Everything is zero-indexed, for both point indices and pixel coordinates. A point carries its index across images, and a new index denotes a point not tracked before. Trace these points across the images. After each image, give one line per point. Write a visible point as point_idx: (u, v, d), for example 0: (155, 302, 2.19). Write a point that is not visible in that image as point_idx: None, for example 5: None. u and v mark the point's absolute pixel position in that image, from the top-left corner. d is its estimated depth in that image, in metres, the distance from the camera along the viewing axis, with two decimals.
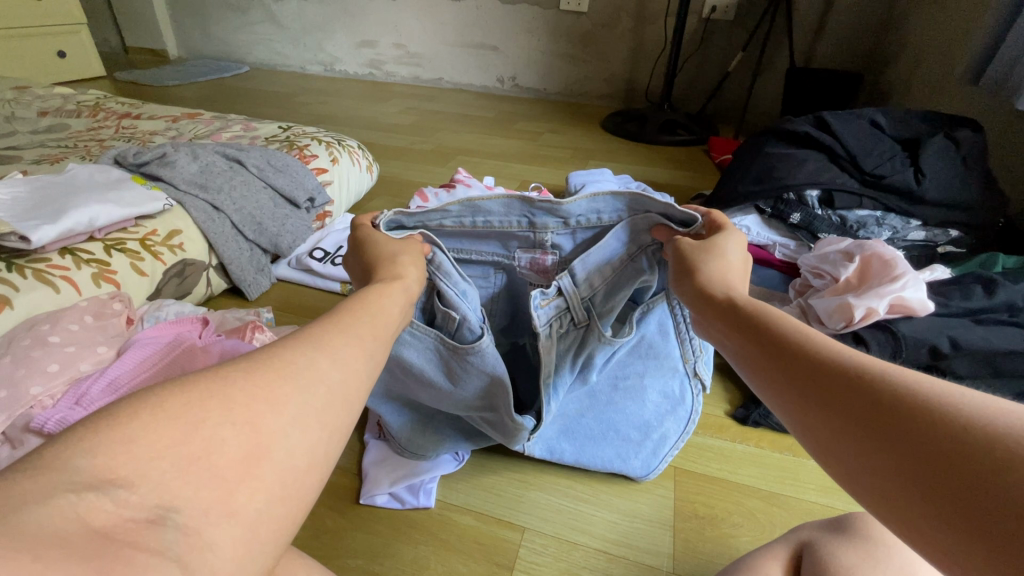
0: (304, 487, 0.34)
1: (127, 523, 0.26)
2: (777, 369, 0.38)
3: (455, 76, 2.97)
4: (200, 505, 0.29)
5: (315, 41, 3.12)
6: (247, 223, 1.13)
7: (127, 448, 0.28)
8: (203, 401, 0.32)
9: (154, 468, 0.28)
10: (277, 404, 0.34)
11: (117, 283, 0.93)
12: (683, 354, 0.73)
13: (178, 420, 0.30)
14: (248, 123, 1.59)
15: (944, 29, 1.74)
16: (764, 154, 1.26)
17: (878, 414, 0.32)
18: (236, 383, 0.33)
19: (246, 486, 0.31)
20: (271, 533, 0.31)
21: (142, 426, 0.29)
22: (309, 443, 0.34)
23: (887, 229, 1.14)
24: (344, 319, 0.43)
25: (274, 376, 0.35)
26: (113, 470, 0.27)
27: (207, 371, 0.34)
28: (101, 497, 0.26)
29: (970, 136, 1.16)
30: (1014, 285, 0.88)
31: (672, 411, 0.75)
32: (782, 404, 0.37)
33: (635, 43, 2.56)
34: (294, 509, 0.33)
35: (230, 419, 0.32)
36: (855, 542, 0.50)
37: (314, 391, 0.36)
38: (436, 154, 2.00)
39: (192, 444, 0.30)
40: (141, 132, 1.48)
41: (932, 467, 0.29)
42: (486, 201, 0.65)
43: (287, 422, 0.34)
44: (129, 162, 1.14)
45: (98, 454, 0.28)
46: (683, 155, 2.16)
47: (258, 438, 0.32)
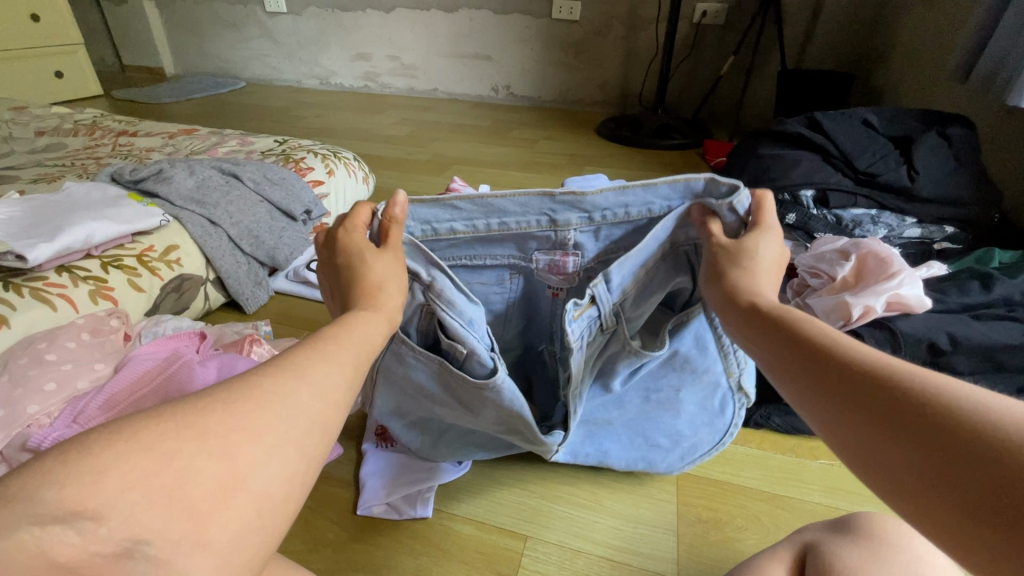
0: (281, 514, 0.34)
1: (94, 556, 0.28)
2: (801, 371, 0.40)
3: (450, 86, 2.99)
4: (173, 537, 0.29)
5: (310, 55, 3.15)
6: (244, 237, 1.14)
7: (97, 482, 0.29)
8: (178, 432, 0.32)
9: (124, 502, 0.29)
10: (253, 434, 0.34)
11: (114, 299, 0.93)
12: (728, 367, 0.67)
13: (151, 452, 0.31)
14: (244, 138, 1.60)
15: (932, 28, 1.76)
16: (757, 156, 1.27)
17: (900, 415, 0.33)
18: (212, 414, 0.34)
19: (220, 517, 0.31)
20: (246, 560, 0.32)
21: (114, 458, 0.30)
22: (287, 473, 0.35)
23: (883, 226, 1.13)
24: (325, 345, 0.42)
25: (254, 405, 0.35)
26: (83, 503, 0.28)
27: (186, 402, 0.34)
28: (66, 529, 0.27)
29: (961, 133, 1.17)
30: (1011, 279, 0.87)
31: (709, 424, 0.70)
32: (806, 404, 0.39)
33: (628, 49, 2.59)
34: (270, 537, 0.34)
35: (205, 449, 0.32)
36: (859, 543, 0.50)
37: (293, 421, 0.36)
38: (431, 165, 2.01)
39: (165, 475, 0.30)
40: (138, 149, 1.49)
41: (934, 461, 0.31)
42: (501, 199, 0.58)
43: (264, 452, 0.34)
44: (126, 178, 1.14)
45: (65, 487, 0.28)
46: (678, 158, 2.17)
47: (234, 468, 0.32)
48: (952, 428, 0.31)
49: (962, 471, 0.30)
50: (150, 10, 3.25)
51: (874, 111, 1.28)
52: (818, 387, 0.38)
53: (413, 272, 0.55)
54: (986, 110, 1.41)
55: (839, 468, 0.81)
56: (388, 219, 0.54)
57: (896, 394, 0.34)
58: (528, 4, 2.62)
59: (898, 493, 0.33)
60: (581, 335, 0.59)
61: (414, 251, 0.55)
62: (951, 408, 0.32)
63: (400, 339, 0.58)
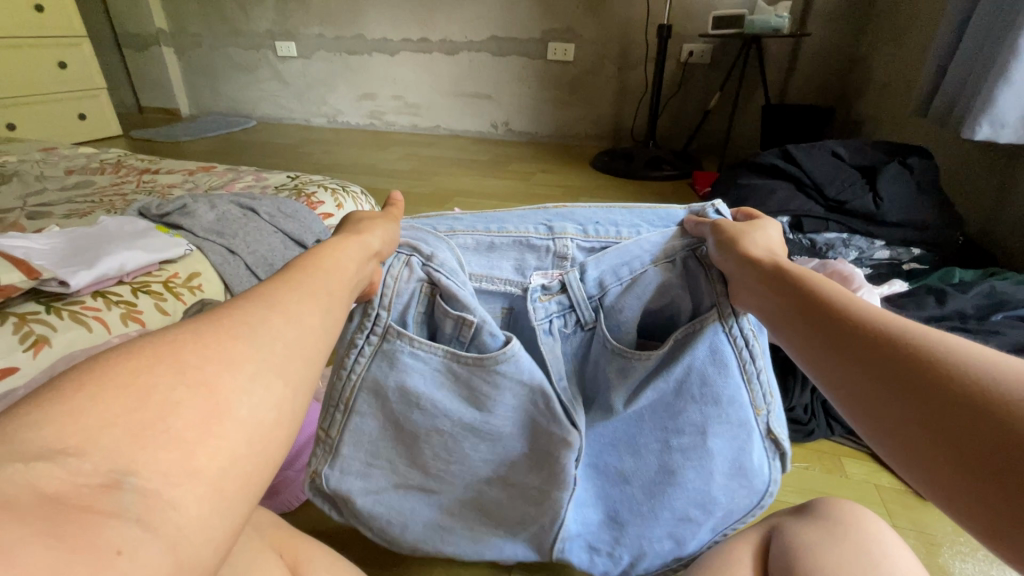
0: (272, 439, 0.32)
1: (82, 488, 0.25)
2: (811, 331, 0.44)
3: (452, 123, 3.14)
4: (158, 467, 0.27)
5: (319, 96, 3.33)
6: (259, 265, 1.22)
7: (75, 419, 0.27)
8: (151, 365, 0.30)
9: (106, 436, 0.27)
10: (232, 363, 0.32)
11: (143, 321, 1.00)
12: (752, 400, 0.58)
13: (126, 388, 0.28)
14: (258, 174, 1.71)
15: (902, 64, 1.88)
16: (736, 186, 1.37)
17: (896, 366, 0.37)
18: (186, 346, 0.31)
19: (208, 445, 0.29)
20: (238, 489, 0.29)
21: (89, 396, 0.28)
22: (273, 400, 0.33)
23: (854, 249, 1.23)
24: (297, 279, 0.42)
25: (226, 336, 0.33)
26: (65, 439, 0.26)
27: (154, 337, 0.32)
28: (52, 466, 0.25)
29: (921, 162, 1.26)
30: (963, 294, 0.95)
31: (746, 484, 0.61)
32: (813, 359, 0.43)
33: (620, 87, 2.74)
34: (259, 466, 0.31)
35: (183, 382, 0.30)
36: (817, 524, 0.55)
37: (269, 350, 0.34)
38: (434, 198, 2.12)
39: (146, 409, 0.28)
40: (161, 186, 1.60)
41: (926, 406, 0.34)
42: (502, 212, 0.65)
43: (244, 381, 0.32)
44: (153, 214, 1.24)
45: (45, 426, 0.26)
46: (668, 189, 2.29)
47: (218, 397, 0.30)
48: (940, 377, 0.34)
49: (952, 416, 0.33)
50: (169, 56, 3.46)
51: (843, 142, 1.38)
52: (827, 342, 0.42)
53: (414, 247, 0.58)
54: (946, 140, 1.52)
55: (813, 472, 0.87)
56: (392, 214, 0.62)
57: (887, 345, 0.38)
58: (524, 47, 2.80)
59: (890, 440, 0.36)
60: (558, 313, 0.61)
61: (420, 237, 0.61)
62: (950, 360, 0.35)
63: (393, 332, 0.56)
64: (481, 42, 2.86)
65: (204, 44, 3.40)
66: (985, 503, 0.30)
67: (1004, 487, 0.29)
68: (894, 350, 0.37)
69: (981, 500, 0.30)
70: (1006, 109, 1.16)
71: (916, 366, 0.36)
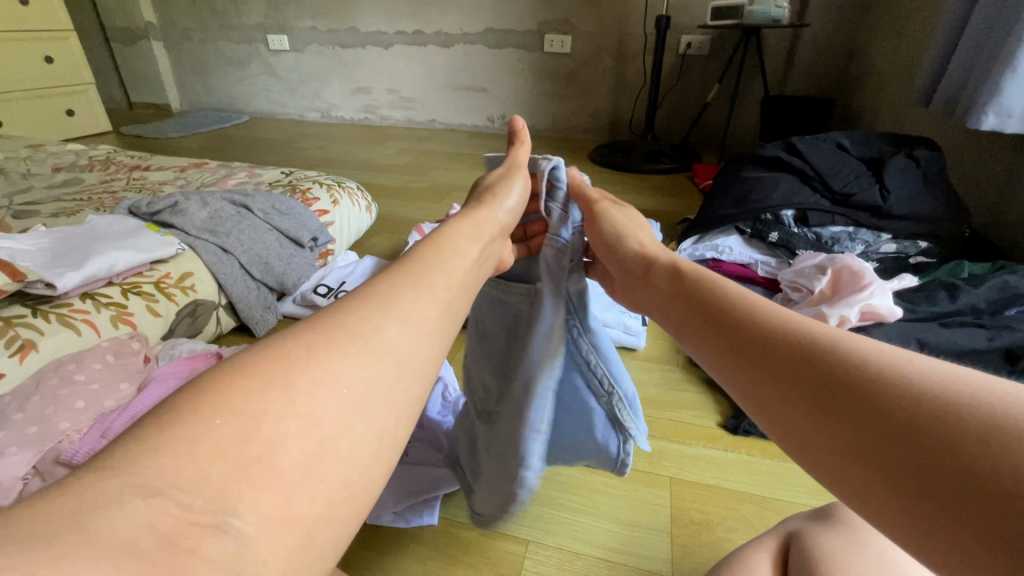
0: (364, 477, 0.37)
1: (191, 526, 0.29)
2: (744, 359, 0.45)
3: (447, 117, 3.10)
4: (260, 509, 0.31)
5: (312, 90, 3.28)
6: (254, 264, 1.20)
7: (194, 452, 0.31)
8: (265, 395, 0.35)
9: (217, 473, 0.31)
10: (337, 397, 0.37)
11: (133, 324, 0.97)
12: (592, 385, 0.61)
13: (243, 423, 0.34)
14: (252, 170, 1.68)
15: (902, 54, 1.86)
16: (739, 179, 1.35)
17: (827, 389, 0.38)
18: (301, 375, 0.37)
19: (304, 487, 0.33)
20: (328, 530, 0.34)
21: (207, 432, 0.32)
22: (369, 435, 0.38)
23: (860, 243, 1.21)
24: (412, 280, 0.47)
25: (340, 361, 0.39)
26: (184, 477, 0.30)
27: (275, 360, 0.38)
28: (167, 503, 0.29)
29: (929, 154, 1.23)
30: (975, 288, 0.93)
31: (597, 453, 0.63)
32: (749, 388, 0.44)
33: (617, 79, 2.71)
34: (351, 504, 0.36)
35: (289, 418, 0.35)
36: (839, 530, 0.53)
37: (377, 378, 0.40)
38: (431, 193, 2.09)
39: (254, 445, 0.33)
40: (151, 183, 1.56)
41: (859, 429, 0.35)
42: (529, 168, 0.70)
43: (345, 416, 0.37)
44: (143, 211, 1.21)
45: (166, 461, 0.31)
46: (667, 182, 2.26)
47: (319, 437, 0.35)
48: (868, 397, 0.35)
49: (887, 437, 0.33)
50: (159, 50, 3.39)
51: (847, 134, 1.36)
52: (760, 368, 0.43)
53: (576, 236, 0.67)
54: (950, 131, 1.50)
55: None
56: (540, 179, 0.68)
57: (804, 360, 0.40)
58: (521, 39, 2.75)
59: (832, 470, 0.36)
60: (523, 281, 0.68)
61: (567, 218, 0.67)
62: (875, 375, 0.36)
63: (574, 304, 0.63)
64: (476, 34, 2.81)
65: (194, 38, 3.34)
66: (912, 510, 0.31)
67: (947, 481, 0.30)
68: (816, 366, 0.39)
69: (925, 500, 0.31)
70: (1014, 99, 1.14)
71: (847, 387, 0.37)
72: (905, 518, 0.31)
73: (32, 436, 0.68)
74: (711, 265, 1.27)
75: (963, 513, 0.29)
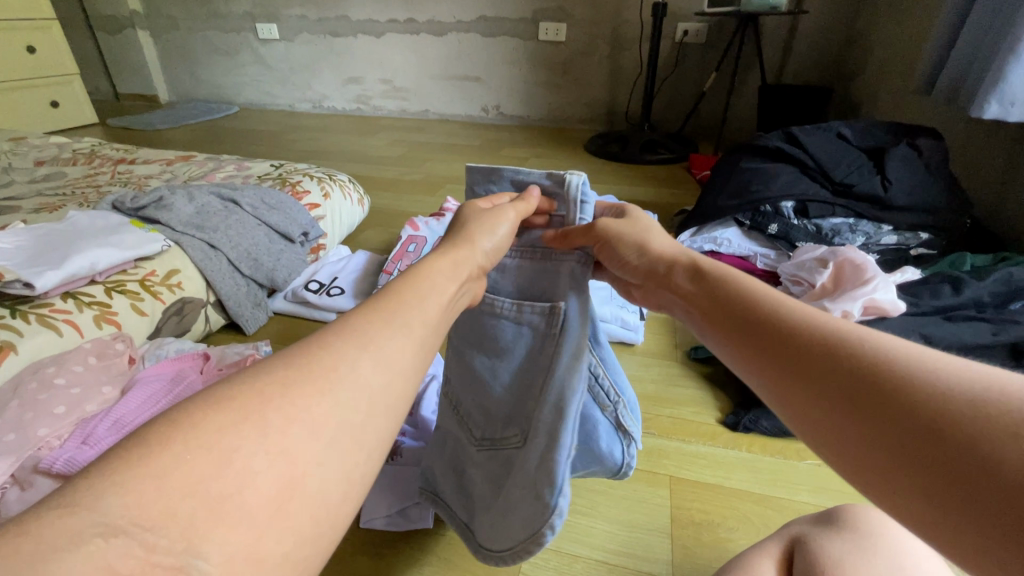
0: (337, 516, 0.32)
1: (156, 568, 0.24)
2: (759, 356, 0.41)
3: (441, 107, 3.06)
4: (228, 549, 0.26)
5: (303, 80, 3.22)
6: (243, 260, 1.17)
7: (158, 484, 0.26)
8: (236, 424, 0.30)
9: (180, 511, 0.26)
10: (312, 429, 0.31)
11: (118, 323, 0.95)
12: (599, 402, 0.59)
13: (211, 452, 0.28)
14: (240, 163, 1.64)
15: (903, 41, 1.83)
16: (738, 170, 1.32)
17: (847, 388, 0.34)
18: (274, 403, 0.31)
19: (274, 527, 0.28)
20: (297, 574, 0.29)
21: (175, 459, 0.27)
22: (341, 473, 0.32)
23: (861, 234, 1.19)
24: (395, 303, 0.40)
25: (316, 390, 0.33)
26: (145, 511, 0.25)
27: (249, 386, 0.32)
28: (129, 542, 0.24)
29: (931, 143, 1.21)
30: (979, 281, 0.91)
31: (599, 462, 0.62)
32: (765, 387, 0.40)
33: (613, 68, 2.67)
34: (321, 544, 0.31)
35: (263, 448, 0.29)
36: (845, 535, 0.51)
37: (352, 407, 0.34)
38: (425, 185, 2.05)
39: (224, 478, 0.28)
40: (137, 177, 1.52)
41: (887, 433, 0.31)
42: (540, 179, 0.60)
43: (319, 449, 0.31)
44: (128, 207, 1.18)
45: (127, 492, 0.26)
46: (664, 172, 2.24)
47: (290, 472, 0.30)
48: (895, 396, 0.32)
49: (918, 441, 0.30)
50: (145, 40, 3.32)
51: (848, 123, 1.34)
52: (774, 366, 0.39)
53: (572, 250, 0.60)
54: (952, 119, 1.47)
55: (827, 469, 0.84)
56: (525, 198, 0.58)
57: (823, 355, 0.36)
58: (515, 27, 2.70)
59: (860, 475, 0.33)
60: (494, 282, 0.61)
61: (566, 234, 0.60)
62: (902, 372, 0.32)
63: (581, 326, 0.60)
64: (469, 22, 2.76)
65: (181, 27, 3.27)
66: (952, 523, 0.27)
67: (969, 488, 0.27)
68: (828, 358, 0.36)
69: (968, 518, 0.27)
70: (1019, 86, 1.11)
71: (870, 385, 0.33)
72: (943, 533, 0.28)
73: (9, 444, 0.66)
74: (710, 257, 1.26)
75: (989, 526, 0.26)
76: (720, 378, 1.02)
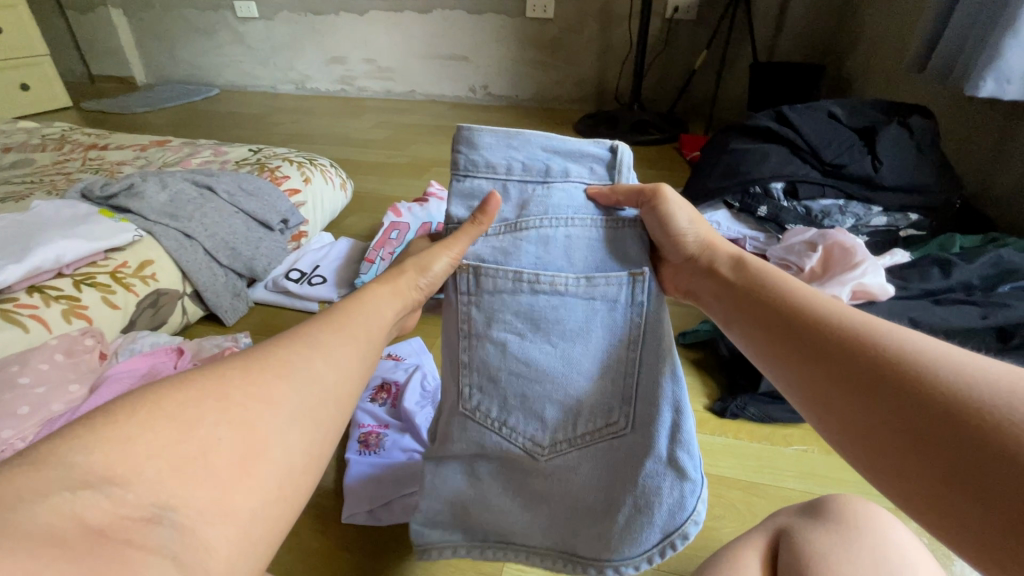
0: (300, 484, 0.38)
1: (124, 520, 0.30)
2: (783, 346, 0.45)
3: (428, 88, 2.98)
4: (197, 503, 0.32)
5: (285, 61, 3.12)
6: (220, 249, 1.14)
7: (126, 447, 0.32)
8: (200, 400, 0.36)
9: (149, 468, 0.32)
10: (271, 407, 0.38)
11: (89, 317, 0.92)
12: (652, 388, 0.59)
13: (175, 422, 0.34)
14: (217, 148, 1.59)
15: (895, 17, 1.79)
16: (728, 151, 1.29)
17: (865, 376, 0.38)
18: (230, 388, 0.37)
19: (241, 487, 0.34)
20: (266, 529, 0.35)
21: (140, 428, 0.33)
22: (302, 446, 0.39)
23: (850, 216, 1.18)
24: (340, 318, 0.48)
25: (272, 378, 0.40)
26: (113, 468, 0.31)
27: (206, 373, 0.38)
28: (96, 494, 0.30)
29: (922, 122, 1.19)
30: (968, 264, 0.90)
31: None
32: (789, 375, 0.44)
33: (602, 46, 2.61)
34: (286, 507, 0.37)
35: (225, 422, 0.36)
36: (830, 528, 0.50)
37: (308, 393, 0.41)
38: (411, 168, 2.00)
39: (189, 444, 0.34)
40: (109, 163, 1.47)
41: (903, 418, 0.35)
42: (576, 149, 0.55)
43: (280, 424, 0.38)
44: (97, 195, 1.13)
45: (94, 451, 0.31)
46: (654, 153, 2.20)
47: (252, 442, 0.36)
48: (911, 386, 0.36)
49: (931, 425, 0.34)
50: (118, 17, 3.20)
51: (839, 102, 1.31)
52: (798, 356, 0.43)
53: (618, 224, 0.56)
54: (945, 97, 1.45)
55: (812, 454, 0.83)
56: (475, 217, 0.54)
57: (843, 347, 0.41)
58: (502, 3, 2.62)
59: (873, 454, 0.37)
60: (534, 260, 0.54)
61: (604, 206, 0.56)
62: (919, 364, 0.36)
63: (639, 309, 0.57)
64: None
65: (156, 4, 3.15)
66: (953, 499, 0.32)
67: (980, 468, 0.31)
68: (849, 346, 0.40)
69: (968, 492, 0.31)
70: (1013, 62, 1.09)
71: (887, 374, 0.37)
72: (944, 508, 0.32)
73: None
74: None
75: (980, 506, 0.31)
76: (708, 363, 1.01)
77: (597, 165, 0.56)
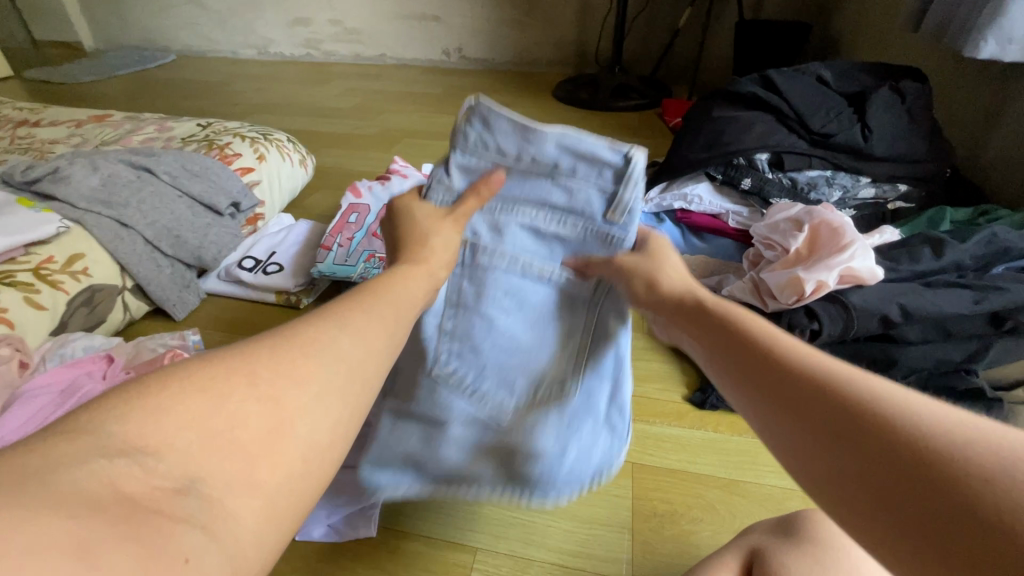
0: (325, 461, 0.34)
1: (155, 491, 0.27)
2: (753, 384, 0.39)
3: (399, 51, 2.80)
4: (224, 474, 0.29)
5: (244, 23, 2.90)
6: (162, 237, 1.04)
7: (156, 418, 0.29)
8: (229, 374, 0.32)
9: (179, 440, 0.29)
10: (300, 381, 0.34)
11: (10, 321, 0.85)
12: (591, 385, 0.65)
13: (206, 393, 0.31)
14: (163, 122, 1.46)
15: None
16: (711, 120, 1.20)
17: (839, 424, 0.32)
18: (259, 359, 0.34)
19: (268, 459, 0.31)
20: (295, 503, 0.31)
21: (169, 399, 0.30)
22: (330, 422, 0.34)
23: (838, 188, 1.12)
24: (368, 299, 0.43)
25: (301, 351, 0.36)
26: (144, 437, 0.28)
27: (238, 348, 0.35)
28: (128, 462, 0.27)
29: (914, 86, 1.13)
30: (960, 242, 0.85)
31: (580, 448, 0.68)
32: (759, 419, 0.38)
33: (582, 4, 2.46)
34: (315, 485, 0.33)
35: (254, 395, 0.32)
36: (805, 549, 0.46)
37: (337, 369, 0.36)
38: (380, 140, 1.88)
39: (216, 417, 0.30)
40: (39, 141, 1.34)
41: (881, 475, 0.29)
42: (590, 146, 0.54)
43: (309, 398, 0.34)
44: (18, 180, 1.02)
45: (128, 421, 0.28)
46: (636, 120, 2.10)
47: (281, 415, 0.32)
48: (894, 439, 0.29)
49: (917, 487, 0.27)
50: None
51: (827, 64, 1.23)
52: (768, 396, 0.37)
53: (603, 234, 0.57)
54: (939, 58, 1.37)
55: None
56: (477, 191, 0.57)
57: (818, 391, 0.34)
58: None
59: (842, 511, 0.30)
60: (519, 245, 0.60)
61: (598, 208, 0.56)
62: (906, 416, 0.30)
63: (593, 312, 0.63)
64: None
65: None
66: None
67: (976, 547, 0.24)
68: (814, 393, 0.34)
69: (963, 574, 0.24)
70: (1015, 22, 1.01)
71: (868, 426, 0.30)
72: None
73: None
74: (680, 217, 1.19)
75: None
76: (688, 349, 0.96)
77: (607, 160, 0.54)
